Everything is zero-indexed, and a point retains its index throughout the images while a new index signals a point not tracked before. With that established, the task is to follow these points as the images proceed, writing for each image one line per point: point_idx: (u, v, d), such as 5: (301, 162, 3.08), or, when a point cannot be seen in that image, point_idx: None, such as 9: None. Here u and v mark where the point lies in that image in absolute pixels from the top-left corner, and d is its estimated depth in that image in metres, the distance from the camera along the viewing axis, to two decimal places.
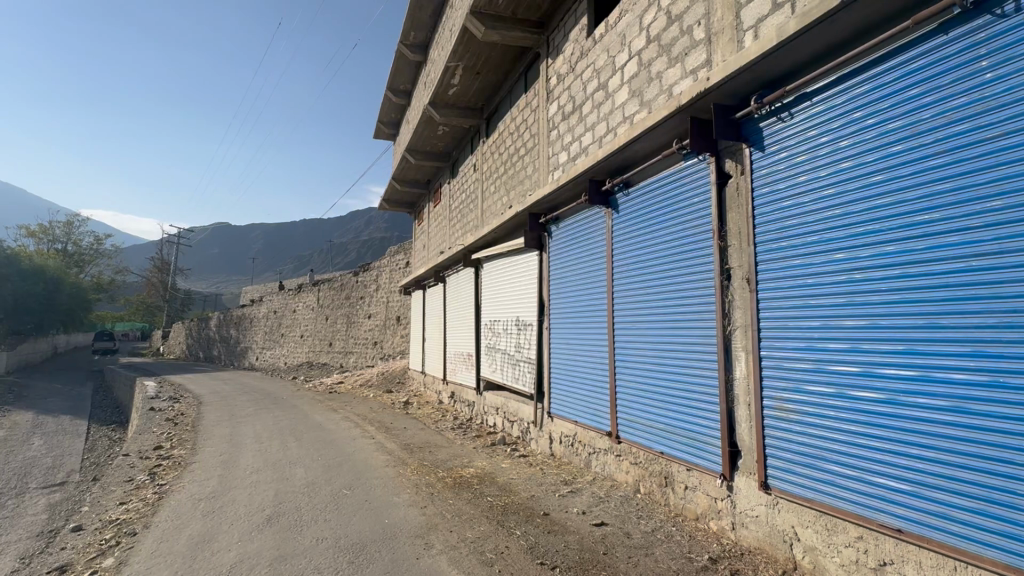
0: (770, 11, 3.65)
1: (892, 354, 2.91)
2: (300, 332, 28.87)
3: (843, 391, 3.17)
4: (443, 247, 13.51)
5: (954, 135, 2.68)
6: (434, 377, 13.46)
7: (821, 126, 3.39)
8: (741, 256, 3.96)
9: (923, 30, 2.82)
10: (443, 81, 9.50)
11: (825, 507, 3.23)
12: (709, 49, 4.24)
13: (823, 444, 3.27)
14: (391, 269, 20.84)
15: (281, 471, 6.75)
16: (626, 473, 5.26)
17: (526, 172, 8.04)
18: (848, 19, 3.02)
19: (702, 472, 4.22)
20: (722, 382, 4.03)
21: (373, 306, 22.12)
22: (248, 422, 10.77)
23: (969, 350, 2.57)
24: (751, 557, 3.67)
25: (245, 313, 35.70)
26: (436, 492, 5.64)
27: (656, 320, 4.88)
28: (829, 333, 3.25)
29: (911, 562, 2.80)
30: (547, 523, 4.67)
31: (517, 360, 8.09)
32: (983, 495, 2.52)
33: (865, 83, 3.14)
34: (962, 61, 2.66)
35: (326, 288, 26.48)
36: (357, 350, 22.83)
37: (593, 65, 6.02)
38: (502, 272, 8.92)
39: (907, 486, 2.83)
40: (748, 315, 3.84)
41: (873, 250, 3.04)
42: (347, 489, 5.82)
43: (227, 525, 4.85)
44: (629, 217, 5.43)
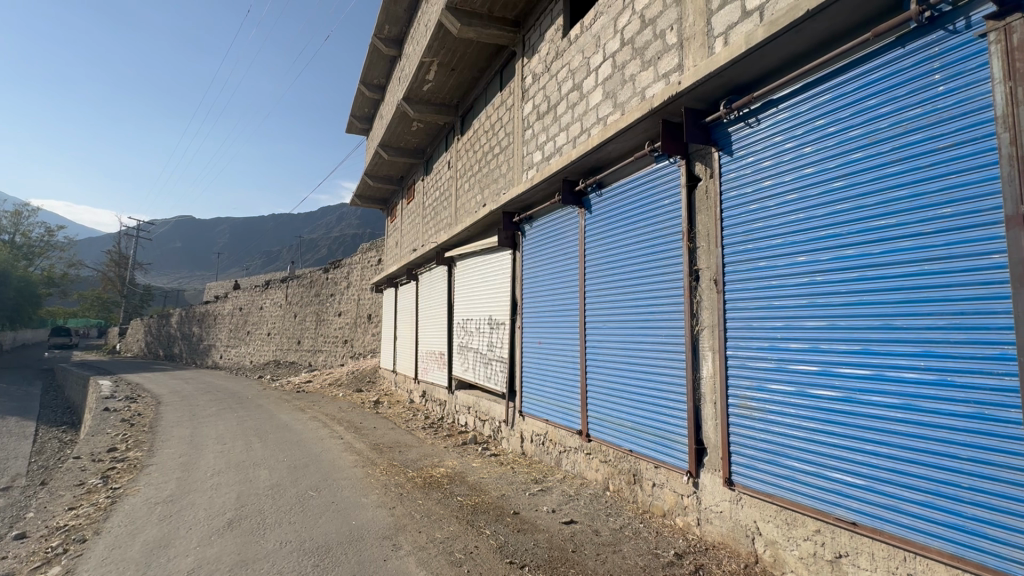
0: (740, 18, 3.74)
1: (848, 353, 3.03)
2: (267, 329, 28.10)
3: (803, 390, 3.28)
4: (416, 245, 13.37)
5: (909, 145, 2.80)
6: (405, 376, 13.33)
7: (786, 132, 3.50)
8: (709, 257, 4.05)
9: (882, 41, 2.94)
10: (417, 77, 9.37)
11: (785, 502, 3.34)
12: (681, 54, 4.32)
13: (784, 441, 3.38)
14: (362, 266, 20.51)
15: (245, 473, 6.54)
16: (595, 471, 5.32)
17: (500, 171, 8.02)
18: (813, 29, 3.11)
19: (669, 469, 4.31)
20: (690, 381, 4.11)
21: (343, 304, 21.72)
22: (210, 422, 10.40)
23: (919, 350, 2.70)
24: (715, 552, 3.76)
25: (209, 309, 34.56)
26: (405, 493, 5.57)
27: (627, 320, 4.94)
28: (791, 333, 3.36)
29: (864, 553, 2.91)
30: (516, 522, 4.67)
31: (489, 359, 8.08)
32: (931, 488, 2.64)
33: (827, 91, 3.25)
34: (917, 73, 2.78)
35: (295, 284, 25.86)
36: (327, 348, 22.37)
37: (568, 65, 6.05)
38: (475, 270, 8.88)
39: (862, 480, 2.95)
40: (715, 316, 3.93)
41: (832, 253, 3.15)
42: (313, 491, 5.68)
43: (185, 529, 4.67)
44: (602, 218, 5.48)
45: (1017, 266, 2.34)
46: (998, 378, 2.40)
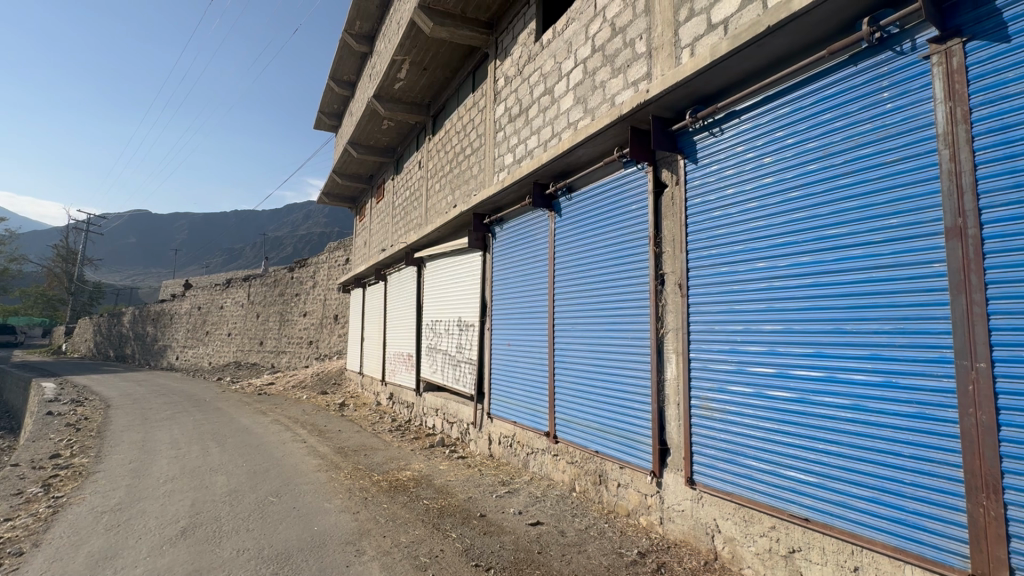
0: (705, 31, 3.86)
1: (803, 356, 3.17)
2: (227, 329, 27.13)
3: (761, 391, 3.41)
4: (385, 245, 13.17)
5: (860, 158, 2.95)
6: (372, 378, 13.12)
7: (748, 142, 3.62)
8: (674, 262, 4.15)
9: (837, 59, 3.08)
10: (388, 75, 9.24)
11: (743, 500, 3.45)
12: (650, 63, 4.42)
13: (742, 441, 3.49)
14: (329, 266, 20.07)
15: (200, 479, 6.28)
16: (562, 473, 5.36)
17: (471, 172, 7.99)
18: (773, 43, 3.23)
19: (633, 469, 4.39)
20: (655, 383, 4.20)
21: (309, 304, 21.20)
22: (165, 426, 9.96)
23: (867, 353, 2.84)
24: (677, 550, 3.84)
25: (165, 309, 33.10)
26: (369, 497, 5.46)
27: (594, 322, 5.01)
28: (749, 336, 3.48)
29: (816, 548, 3.04)
30: (483, 525, 4.66)
31: (458, 361, 8.03)
32: (877, 485, 2.78)
33: (786, 105, 3.38)
34: (868, 91, 2.93)
35: (258, 283, 25.10)
36: (291, 349, 21.77)
37: (540, 69, 6.10)
38: (445, 271, 8.83)
39: (814, 478, 3.08)
40: (679, 319, 4.04)
41: (790, 260, 3.28)
42: (273, 497, 5.51)
43: (134, 539, 4.44)
44: (571, 221, 5.54)
45: (956, 274, 2.50)
46: (936, 380, 2.55)
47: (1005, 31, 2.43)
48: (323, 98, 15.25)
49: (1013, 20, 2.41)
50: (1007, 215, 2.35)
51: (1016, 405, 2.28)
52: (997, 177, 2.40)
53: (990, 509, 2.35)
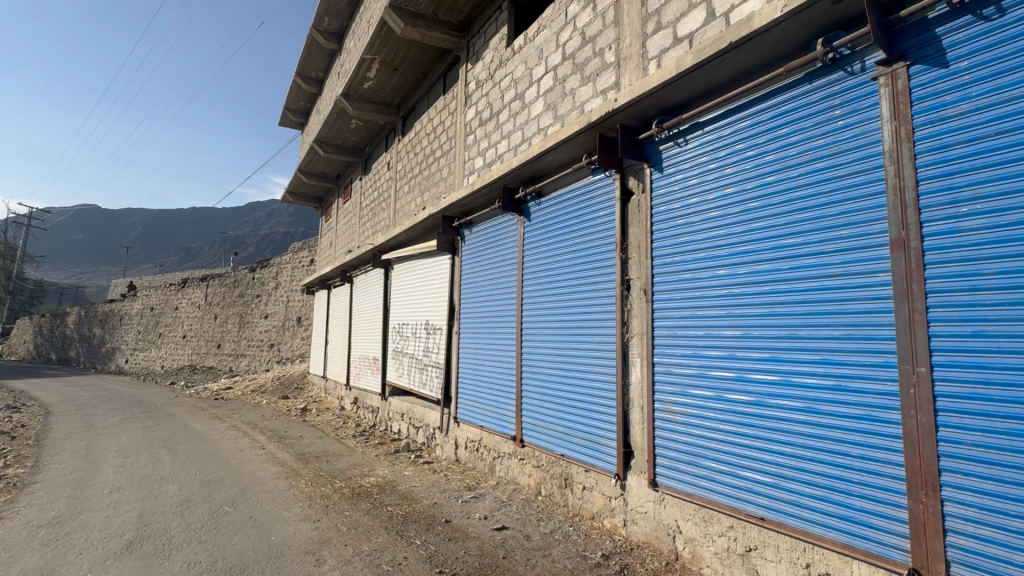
0: (671, 44, 3.97)
1: (760, 360, 3.29)
2: (183, 331, 25.98)
3: (720, 395, 3.50)
4: (351, 246, 12.91)
5: (814, 172, 3.09)
6: (336, 382, 12.82)
7: (711, 153, 3.74)
8: (639, 268, 4.23)
9: (793, 76, 3.23)
10: (357, 73, 9.09)
11: (703, 501, 3.53)
12: (619, 73, 4.51)
13: (703, 443, 3.58)
14: (293, 266, 19.53)
15: (150, 488, 5.97)
16: (528, 476, 5.37)
17: (441, 175, 7.94)
18: (736, 59, 3.36)
19: (598, 472, 4.44)
20: (620, 387, 4.26)
21: (270, 306, 20.56)
22: (111, 434, 9.42)
23: (819, 358, 2.97)
24: (639, 551, 3.91)
25: (114, 309, 31.45)
26: (331, 505, 5.32)
27: (562, 327, 5.05)
28: (710, 341, 3.59)
29: (771, 546, 3.14)
30: (448, 531, 4.61)
31: (425, 364, 7.94)
32: (827, 484, 2.91)
33: (746, 118, 3.52)
34: (821, 108, 3.08)
35: (216, 283, 24.16)
36: (251, 352, 21.04)
37: (512, 75, 6.13)
38: (413, 274, 8.73)
39: (770, 478, 3.19)
40: (644, 324, 4.12)
41: (749, 268, 3.40)
42: (229, 506, 5.29)
43: (74, 555, 4.18)
44: (540, 226, 5.58)
45: (899, 283, 2.64)
46: (882, 383, 2.69)
47: (944, 57, 2.60)
48: (288, 95, 14.85)
49: (951, 47, 2.58)
50: (945, 228, 2.51)
51: (952, 406, 2.43)
52: (936, 193, 2.55)
53: (929, 505, 2.48)
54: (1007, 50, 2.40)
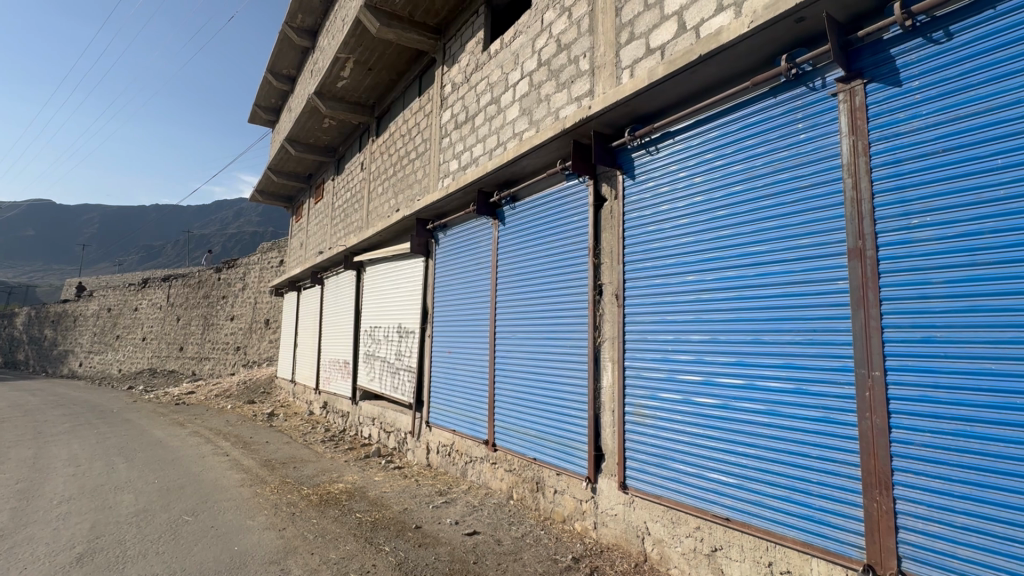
0: (644, 54, 4.06)
1: (725, 364, 3.38)
2: (142, 333, 24.95)
3: (688, 398, 3.58)
4: (322, 247, 12.67)
5: (777, 183, 3.21)
6: (304, 386, 12.52)
7: (681, 162, 3.84)
8: (611, 273, 4.30)
9: (759, 90, 3.35)
10: (331, 72, 8.96)
11: (671, 503, 3.60)
12: (593, 81, 4.58)
13: (671, 446, 3.65)
14: (261, 267, 19.00)
15: (103, 498, 5.69)
16: (500, 481, 5.36)
17: (416, 177, 7.88)
18: (705, 71, 3.45)
19: (569, 476, 4.47)
20: (591, 390, 4.31)
21: (237, 307, 19.96)
22: (62, 441, 8.94)
23: (782, 362, 3.08)
24: (609, 554, 3.95)
25: (68, 310, 29.93)
26: (297, 512, 5.18)
27: (535, 331, 5.07)
28: (679, 345, 3.67)
29: (735, 546, 3.22)
30: (418, 537, 4.55)
31: (397, 368, 7.85)
32: (788, 484, 3.00)
33: (714, 129, 3.62)
34: (785, 121, 3.20)
35: (179, 284, 23.30)
36: (215, 355, 20.35)
37: (487, 79, 6.15)
38: (386, 276, 8.62)
39: (734, 479, 3.27)
40: (615, 328, 4.18)
41: (716, 274, 3.50)
42: (188, 516, 5.09)
43: (17, 570, 3.94)
44: (514, 230, 5.59)
45: (856, 291, 2.76)
46: (839, 386, 2.81)
47: (897, 77, 2.74)
48: (259, 92, 14.50)
49: (904, 67, 2.71)
50: (898, 239, 2.64)
51: (904, 408, 2.55)
52: (890, 205, 2.68)
53: (882, 503, 2.60)
54: (954, 71, 2.54)
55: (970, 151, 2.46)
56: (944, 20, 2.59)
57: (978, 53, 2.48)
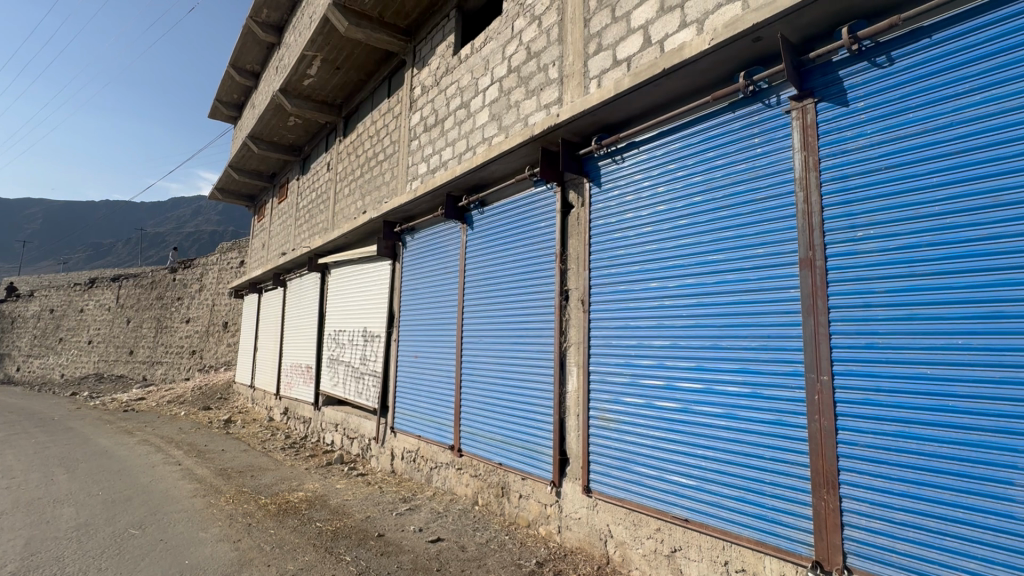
0: (611, 65, 4.16)
1: (686, 369, 3.47)
2: (89, 336, 23.59)
3: (650, 402, 3.66)
4: (285, 248, 12.32)
5: (735, 195, 3.34)
6: (264, 392, 12.12)
7: (645, 171, 3.94)
8: (577, 279, 4.36)
9: (719, 105, 3.47)
10: (297, 69, 8.75)
11: (633, 505, 3.67)
12: (561, 89, 4.65)
13: (634, 449, 3.72)
14: (220, 268, 18.32)
15: (40, 513, 5.32)
16: (465, 486, 5.33)
17: (384, 179, 7.77)
18: (669, 84, 3.56)
19: (534, 480, 4.49)
20: (557, 395, 4.35)
21: (193, 310, 19.14)
22: None
23: (739, 367, 3.19)
24: (572, 557, 3.98)
25: (5, 310, 28.00)
26: (254, 523, 4.99)
27: (502, 335, 5.08)
28: (642, 350, 3.75)
29: (694, 546, 3.30)
30: (380, 546, 4.46)
31: (361, 373, 7.70)
32: (744, 484, 3.11)
33: (677, 141, 3.73)
34: (743, 136, 3.33)
35: (130, 284, 22.17)
36: (168, 360, 19.44)
37: (457, 83, 6.15)
38: (351, 279, 8.46)
39: (693, 480, 3.36)
40: (581, 333, 4.24)
41: (677, 281, 3.60)
42: (136, 529, 4.83)
43: None
44: (482, 234, 5.60)
45: (807, 298, 2.90)
46: (791, 390, 2.93)
47: (845, 97, 2.90)
48: (221, 86, 14.03)
49: (851, 88, 2.88)
50: (845, 250, 2.79)
51: (849, 411, 2.69)
52: (837, 218, 2.84)
53: (829, 502, 2.73)
54: (895, 94, 2.71)
55: (909, 169, 2.62)
56: (887, 46, 2.75)
57: (916, 78, 2.65)
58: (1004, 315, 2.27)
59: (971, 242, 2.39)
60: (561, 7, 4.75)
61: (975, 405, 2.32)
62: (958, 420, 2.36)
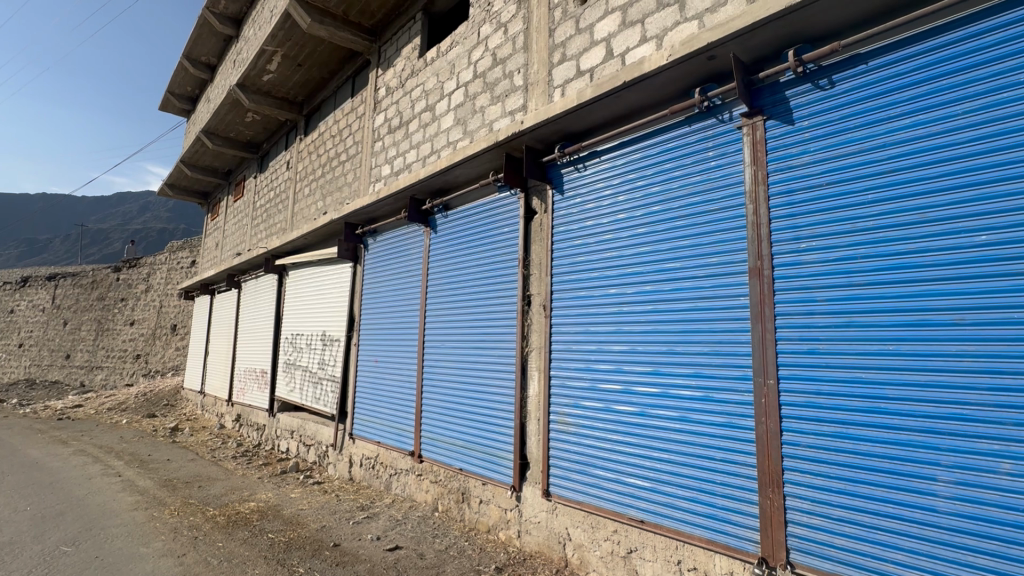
0: (574, 76, 4.24)
1: (643, 374, 3.57)
2: (20, 339, 21.95)
3: (608, 406, 3.74)
4: (240, 248, 11.86)
5: (690, 205, 3.46)
6: (215, 398, 11.61)
7: (606, 180, 4.03)
8: (539, 284, 4.41)
9: (675, 119, 3.60)
10: (256, 64, 8.49)
11: (592, 508, 3.73)
12: (526, 96, 4.70)
13: (593, 453, 3.79)
14: (169, 267, 17.45)
15: None
16: (425, 493, 5.27)
17: (345, 180, 7.63)
18: (629, 97, 3.66)
19: (494, 485, 4.49)
20: (518, 399, 4.38)
21: (138, 311, 18.13)
22: None
23: (692, 372, 3.30)
24: (531, 561, 4.01)
25: None
26: (201, 536, 4.77)
27: (463, 340, 5.07)
28: (602, 355, 3.83)
29: (649, 547, 3.38)
30: (335, 556, 4.35)
31: (319, 378, 7.49)
32: (696, 485, 3.21)
33: (636, 152, 3.85)
34: (698, 149, 3.47)
35: (68, 284, 20.78)
36: (110, 364, 18.32)
37: (423, 86, 6.11)
38: (310, 281, 8.24)
39: (649, 483, 3.45)
40: (542, 338, 4.29)
41: (635, 288, 3.70)
42: (68, 546, 4.52)
43: None
44: (445, 238, 5.58)
45: (756, 306, 3.04)
46: (740, 394, 3.06)
47: (791, 116, 3.07)
48: (173, 78, 13.42)
49: (796, 108, 3.05)
50: (790, 260, 2.94)
51: (793, 413, 2.84)
52: (783, 230, 3.00)
53: (775, 501, 2.86)
54: (835, 115, 2.89)
55: (848, 185, 2.80)
56: (829, 70, 2.93)
57: (854, 101, 2.84)
58: (929, 323, 2.45)
59: (902, 255, 2.57)
60: (527, 16, 4.82)
61: (904, 407, 2.49)
62: (890, 421, 2.52)
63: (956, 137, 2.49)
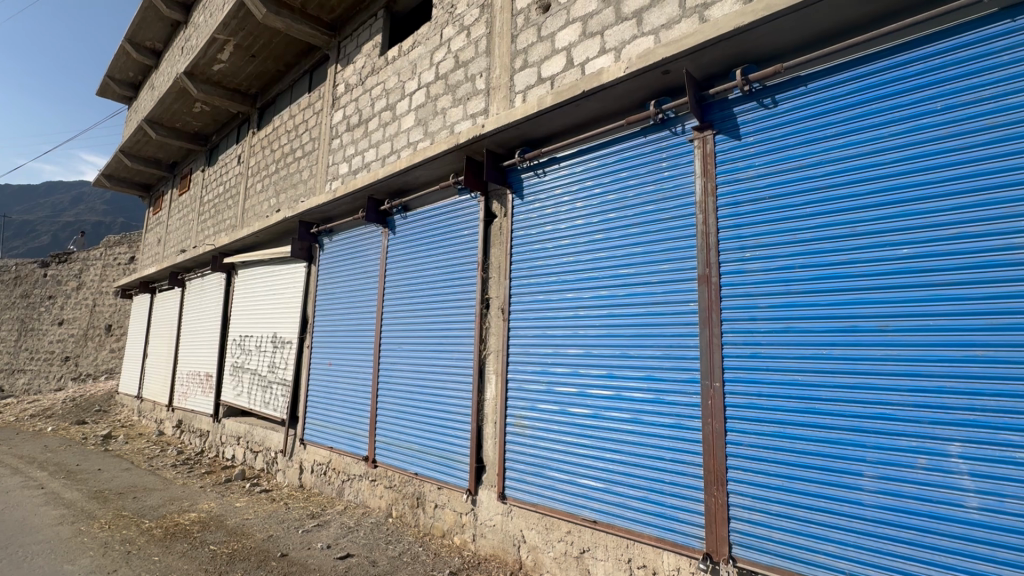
0: (535, 82, 4.31)
1: (597, 376, 3.65)
2: None
3: (564, 409, 3.80)
4: (185, 245, 11.26)
5: (644, 213, 3.58)
6: (154, 403, 10.95)
7: (564, 186, 4.11)
8: (498, 287, 4.44)
9: (631, 129, 3.71)
10: (206, 53, 8.11)
11: (546, 509, 3.77)
12: (487, 100, 4.72)
13: (548, 455, 3.83)
14: (104, 263, 16.33)
15: None
16: (379, 498, 5.17)
17: (301, 177, 7.40)
18: (588, 106, 3.75)
19: (450, 489, 4.46)
20: (475, 403, 4.37)
21: (68, 310, 16.85)
22: None
23: (644, 375, 3.41)
24: (486, 564, 4.01)
25: None
26: (135, 550, 4.48)
27: (421, 342, 5.02)
28: (558, 359, 3.88)
29: (601, 546, 3.45)
30: (282, 566, 4.19)
31: (269, 382, 7.21)
32: (647, 485, 3.30)
33: (594, 159, 3.94)
34: (652, 159, 3.60)
35: None
36: (35, 367, 16.92)
37: (383, 84, 6.02)
38: (261, 281, 7.93)
39: (602, 483, 3.53)
40: (500, 341, 4.30)
41: (591, 292, 3.78)
42: None
43: None
44: (404, 240, 5.51)
45: (704, 311, 3.17)
46: (689, 396, 3.19)
47: (739, 131, 3.23)
48: (114, 62, 12.62)
49: (743, 124, 3.22)
50: (735, 268, 3.10)
51: (736, 414, 2.98)
52: (730, 240, 3.15)
53: (719, 497, 2.98)
54: (778, 133, 3.07)
55: (789, 199, 2.97)
56: (773, 90, 3.11)
57: (795, 120, 3.02)
58: (858, 329, 2.64)
59: (835, 265, 2.75)
60: (490, 21, 4.85)
61: (835, 408, 2.67)
62: (823, 421, 2.69)
63: (882, 157, 2.69)
